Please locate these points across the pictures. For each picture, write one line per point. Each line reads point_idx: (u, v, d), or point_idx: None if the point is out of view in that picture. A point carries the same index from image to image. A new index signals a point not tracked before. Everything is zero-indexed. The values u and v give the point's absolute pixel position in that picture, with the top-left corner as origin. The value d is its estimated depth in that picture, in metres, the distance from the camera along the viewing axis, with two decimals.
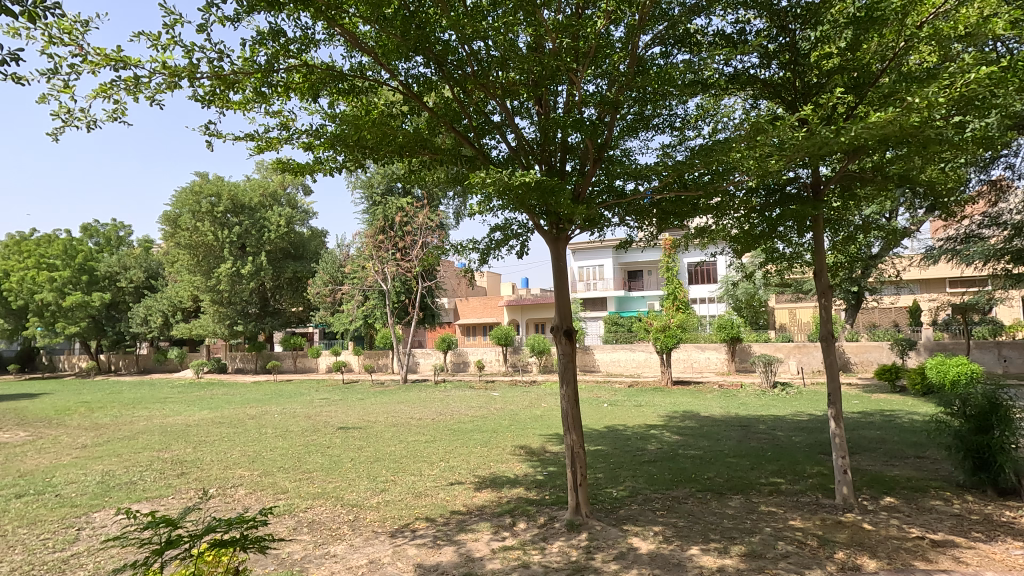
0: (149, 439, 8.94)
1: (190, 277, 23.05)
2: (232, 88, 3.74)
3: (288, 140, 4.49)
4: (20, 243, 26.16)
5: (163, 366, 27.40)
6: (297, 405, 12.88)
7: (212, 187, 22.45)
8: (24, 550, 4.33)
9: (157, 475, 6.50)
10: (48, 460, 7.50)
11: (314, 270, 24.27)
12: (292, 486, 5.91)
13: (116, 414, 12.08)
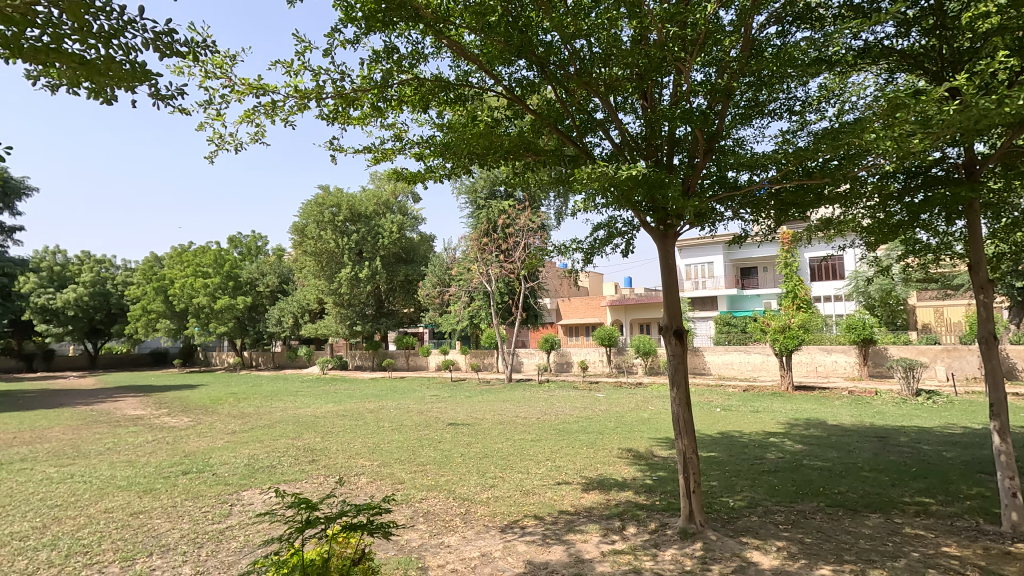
0: (285, 428, 9.93)
1: (315, 281, 25.16)
2: (352, 106, 4.01)
3: (401, 151, 4.70)
4: (181, 254, 30.24)
5: (295, 362, 30.31)
6: (411, 401, 13.62)
7: (334, 199, 24.68)
8: (191, 519, 5.00)
9: (293, 460, 7.20)
10: (206, 443, 8.60)
11: (423, 273, 25.60)
12: (409, 477, 6.26)
13: (258, 405, 13.57)
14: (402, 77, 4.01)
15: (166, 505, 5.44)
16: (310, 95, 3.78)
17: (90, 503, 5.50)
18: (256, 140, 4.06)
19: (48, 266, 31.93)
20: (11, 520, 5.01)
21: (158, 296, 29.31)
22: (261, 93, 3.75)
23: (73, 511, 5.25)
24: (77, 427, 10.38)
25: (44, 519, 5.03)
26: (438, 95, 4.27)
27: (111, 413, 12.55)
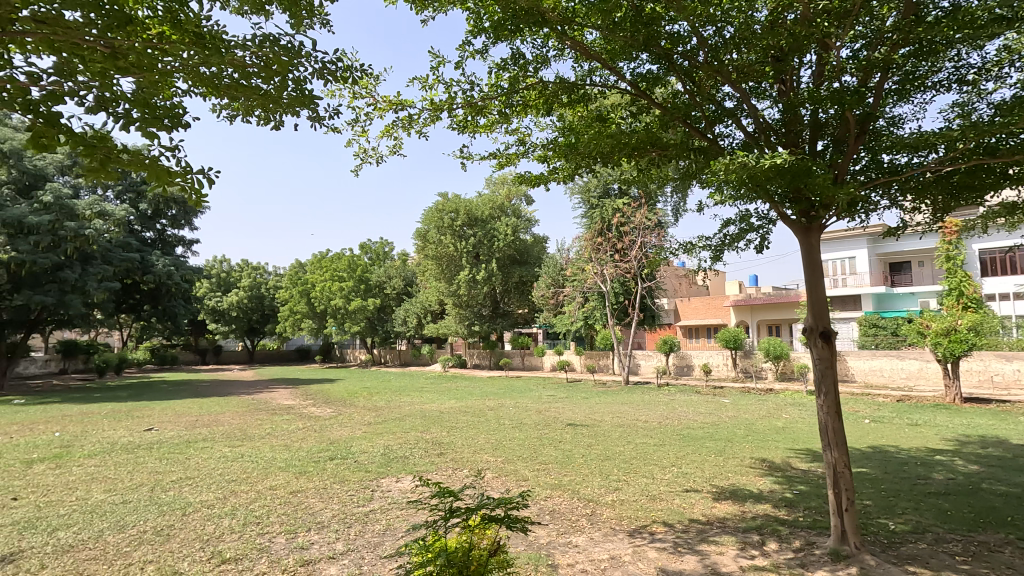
0: (414, 421, 10.59)
1: (436, 283, 26.54)
2: (480, 114, 4.16)
3: (524, 155, 4.76)
4: (320, 260, 33.46)
5: (419, 360, 32.21)
6: (529, 400, 13.86)
7: (452, 205, 25.79)
8: (339, 501, 5.50)
9: (423, 452, 7.66)
10: (347, 432, 9.43)
11: (537, 274, 25.98)
12: (532, 475, 6.36)
13: (388, 399, 14.61)
14: (527, 82, 4.10)
15: (318, 486, 6.05)
16: (442, 106, 3.99)
17: (258, 480, 6.27)
18: (394, 153, 4.36)
19: (217, 273, 37.01)
20: (199, 490, 5.88)
21: (302, 298, 32.70)
22: (399, 109, 4.04)
23: (245, 486, 6.03)
24: (243, 414, 11.91)
25: (223, 491, 5.83)
26: (561, 97, 4.30)
27: (268, 402, 14.23)
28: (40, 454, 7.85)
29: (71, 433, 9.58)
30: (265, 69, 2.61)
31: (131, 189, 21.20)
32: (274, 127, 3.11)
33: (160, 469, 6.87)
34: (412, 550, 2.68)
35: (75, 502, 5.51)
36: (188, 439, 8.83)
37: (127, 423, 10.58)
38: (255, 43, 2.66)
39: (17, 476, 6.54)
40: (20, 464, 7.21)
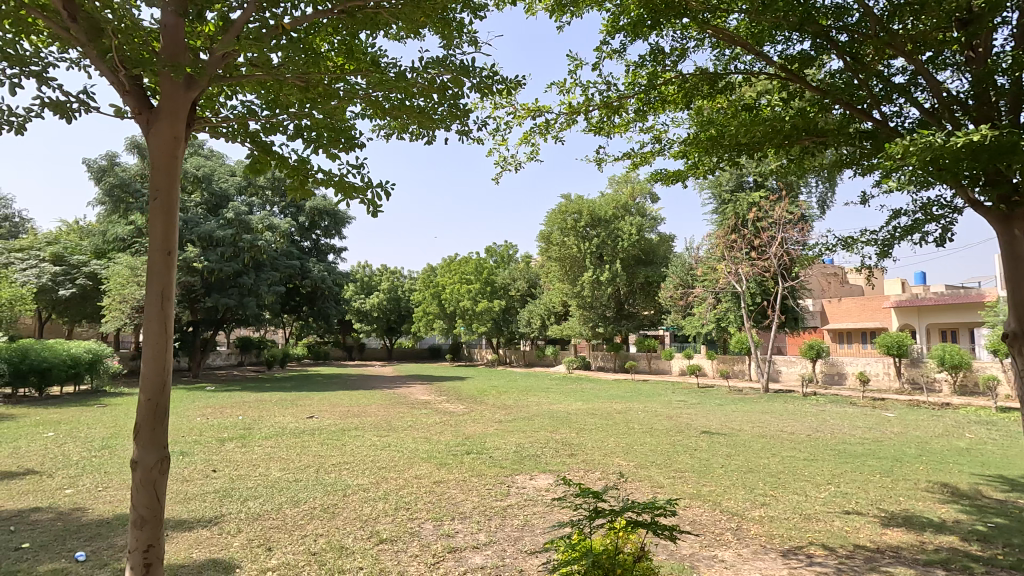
0: (543, 421, 10.75)
1: (560, 285, 26.72)
2: (616, 113, 4.12)
3: (660, 152, 4.60)
4: (450, 264, 35.29)
5: (543, 361, 32.67)
6: (658, 405, 13.42)
7: (575, 206, 25.82)
8: (478, 494, 5.74)
9: (554, 452, 7.75)
10: (480, 428, 9.84)
11: (664, 274, 25.08)
12: (668, 482, 6.14)
13: (516, 398, 15.00)
14: (665, 77, 4.00)
15: (458, 478, 6.38)
16: (579, 109, 4.02)
17: (404, 469, 6.78)
18: (531, 159, 4.49)
19: (361, 277, 40.66)
20: (355, 474, 6.50)
21: (434, 300, 34.76)
22: (536, 116, 4.15)
23: (394, 473, 6.55)
24: (387, 406, 12.94)
25: (376, 476, 6.39)
26: (701, 90, 4.12)
27: (408, 397, 15.32)
28: (229, 433, 9.19)
29: (251, 417, 11.09)
30: (426, 90, 2.82)
31: (292, 204, 24.05)
32: (428, 141, 3.33)
33: (323, 453, 7.70)
34: (557, 546, 2.62)
35: (258, 477, 6.37)
36: (343, 427, 9.80)
37: (294, 411, 12.01)
38: (417, 67, 2.88)
39: (214, 452, 7.73)
40: (215, 441, 8.50)
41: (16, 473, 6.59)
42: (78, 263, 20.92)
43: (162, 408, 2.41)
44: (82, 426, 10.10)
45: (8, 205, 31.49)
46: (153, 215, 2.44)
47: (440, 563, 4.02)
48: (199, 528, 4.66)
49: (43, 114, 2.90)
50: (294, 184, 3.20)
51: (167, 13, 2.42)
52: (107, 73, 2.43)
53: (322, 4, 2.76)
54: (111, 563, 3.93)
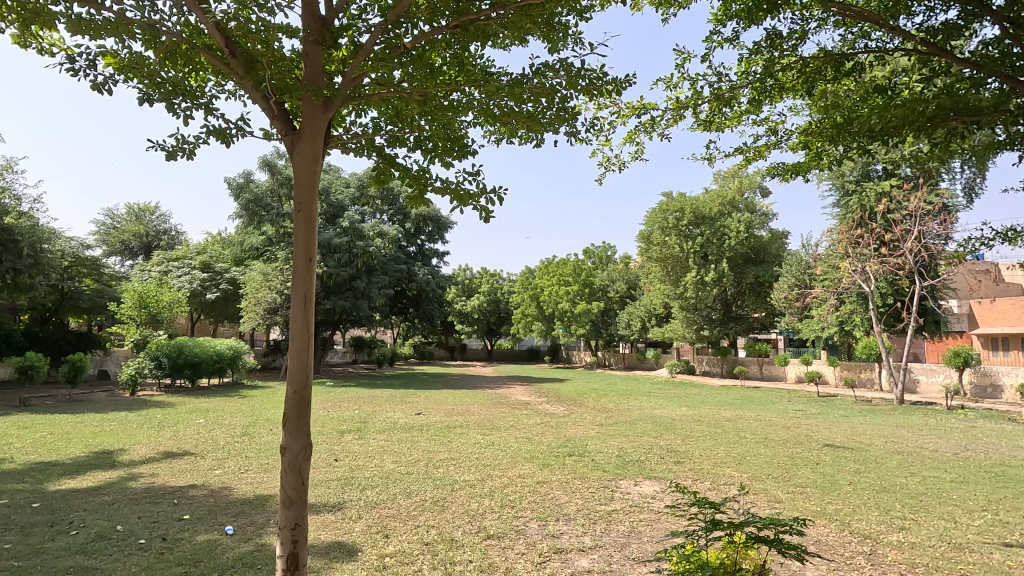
0: (646, 426, 10.46)
1: (661, 286, 25.82)
2: (728, 106, 3.91)
3: (776, 145, 4.26)
4: (548, 266, 35.45)
5: (643, 364, 31.78)
6: (772, 414, 12.53)
7: (677, 204, 24.93)
8: (581, 497, 5.72)
9: (659, 459, 7.51)
10: (581, 431, 9.78)
11: (777, 273, 23.39)
12: (787, 497, 5.72)
13: (617, 402, 14.72)
14: (783, 63, 3.73)
15: (561, 479, 6.39)
16: (688, 103, 3.86)
17: (508, 467, 6.92)
18: (635, 158, 4.39)
19: (462, 280, 42.08)
20: (462, 470, 6.73)
21: (532, 302, 35.03)
22: (642, 114, 4.03)
23: (498, 471, 6.70)
24: (489, 406, 13.27)
25: (481, 473, 6.57)
26: (825, 73, 3.80)
27: (509, 397, 15.59)
28: (347, 426, 9.92)
29: (366, 411, 11.87)
30: (536, 96, 2.87)
31: (400, 212, 25.47)
32: (536, 145, 3.37)
33: (431, 448, 8.06)
34: (669, 556, 2.44)
35: (374, 468, 6.81)
36: (448, 425, 10.19)
37: (403, 407, 12.68)
38: (527, 74, 2.95)
39: (335, 442, 8.38)
40: (336, 432, 9.21)
41: (176, 453, 7.58)
42: (221, 270, 23.67)
43: (305, 402, 2.66)
44: (226, 414, 11.41)
45: (166, 220, 36.37)
46: (297, 226, 2.73)
47: (547, 563, 4.05)
48: (325, 512, 5.08)
49: (208, 140, 3.30)
50: (414, 193, 3.39)
51: (307, 42, 2.67)
52: (259, 100, 2.72)
53: (438, 22, 2.91)
54: (254, 538, 4.40)
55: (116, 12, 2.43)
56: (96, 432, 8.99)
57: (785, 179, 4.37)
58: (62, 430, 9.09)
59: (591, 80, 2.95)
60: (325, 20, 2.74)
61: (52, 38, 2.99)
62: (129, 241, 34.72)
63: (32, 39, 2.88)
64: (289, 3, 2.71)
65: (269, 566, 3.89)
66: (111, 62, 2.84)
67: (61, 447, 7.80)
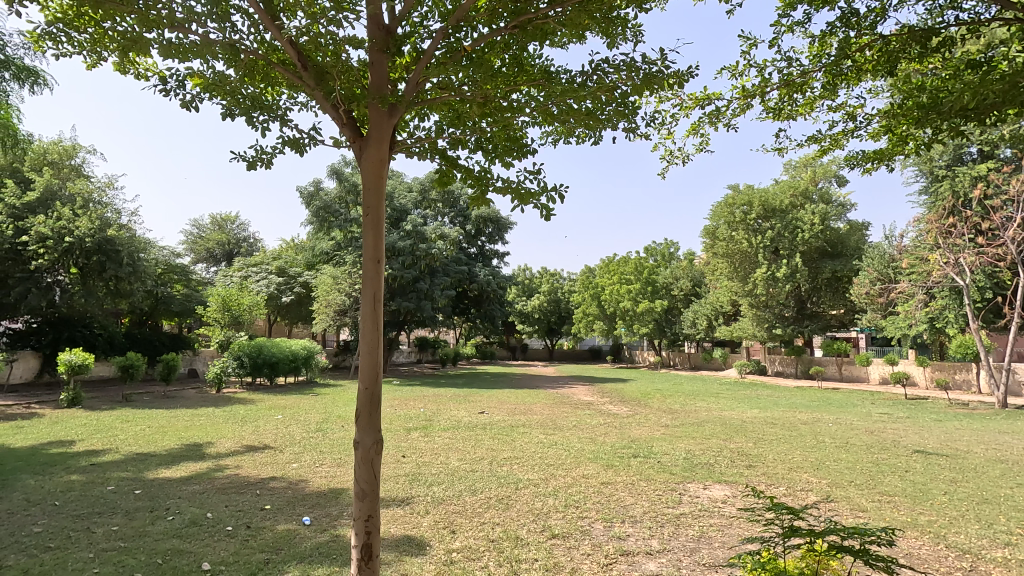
0: (714, 428, 10.09)
1: (729, 283, 24.90)
2: (800, 91, 3.69)
3: (855, 131, 3.96)
4: (608, 264, 34.96)
5: (710, 364, 30.74)
6: (854, 417, 11.76)
7: (744, 197, 23.93)
8: (648, 500, 5.59)
9: (730, 462, 7.23)
10: (646, 432, 9.56)
11: (856, 267, 21.96)
12: (872, 506, 5.34)
13: (684, 402, 14.31)
14: (860, 43, 3.47)
15: (626, 481, 6.28)
16: (755, 91, 3.68)
17: (572, 467, 6.87)
18: (699, 151, 4.24)
19: (522, 280, 42.33)
20: (526, 469, 6.75)
21: (593, 301, 34.45)
22: (706, 104, 3.89)
23: (562, 471, 6.67)
24: (552, 406, 13.28)
25: (545, 473, 6.57)
26: (909, 52, 3.51)
27: (571, 397, 15.52)
28: (414, 424, 10.23)
29: (431, 410, 12.18)
30: (596, 93, 2.84)
31: (461, 214, 25.92)
32: (596, 142, 3.36)
33: (495, 446, 8.16)
34: (743, 562, 2.33)
35: (440, 465, 6.97)
36: (511, 424, 10.24)
37: (466, 406, 12.93)
38: (586, 72, 2.94)
39: (403, 440, 8.64)
40: (403, 429, 9.50)
41: (258, 447, 8.07)
42: (295, 274, 25.02)
43: (376, 398, 2.76)
44: (301, 411, 12.03)
45: (245, 228, 38.84)
46: (365, 228, 2.84)
47: (613, 565, 4.00)
48: (394, 507, 5.25)
49: (284, 149, 3.51)
50: (475, 193, 3.44)
51: (373, 51, 2.77)
52: (329, 110, 2.86)
53: (496, 23, 2.94)
54: (329, 529, 4.60)
55: (201, 34, 2.61)
56: (187, 426, 9.72)
57: (866, 167, 4.07)
58: (159, 425, 9.92)
59: (653, 74, 2.89)
60: (389, 29, 2.83)
61: (147, 63, 3.26)
62: (213, 249, 37.31)
63: (130, 65, 3.15)
64: (355, 14, 2.82)
65: (343, 556, 4.07)
66: (196, 82, 3.06)
67: (158, 439, 8.50)
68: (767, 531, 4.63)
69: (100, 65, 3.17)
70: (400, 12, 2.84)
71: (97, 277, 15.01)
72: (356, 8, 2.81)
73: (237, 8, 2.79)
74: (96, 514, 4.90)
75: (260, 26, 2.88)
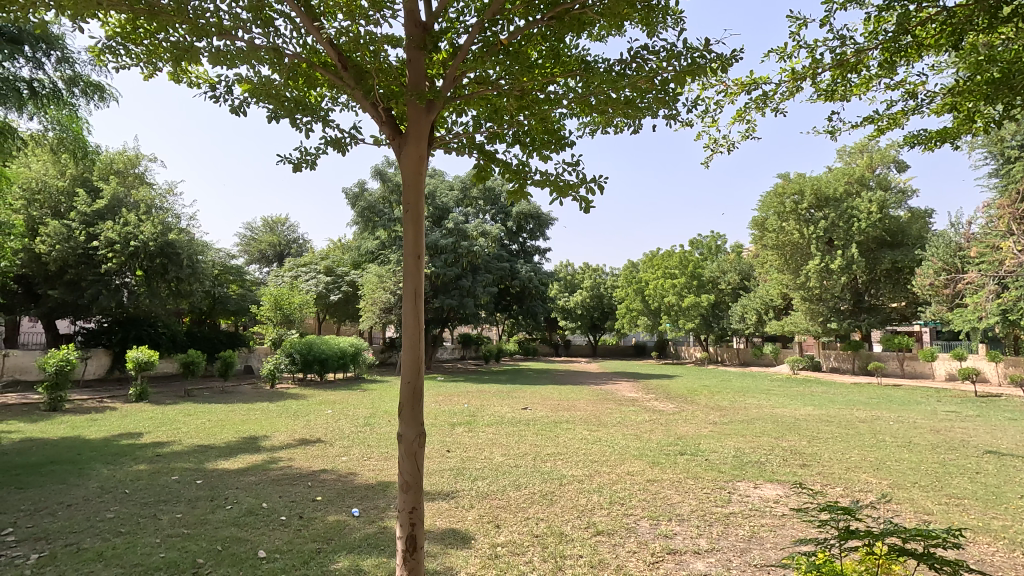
0: (765, 425, 9.77)
1: (779, 275, 24.08)
2: (854, 70, 3.46)
3: (915, 109, 3.64)
4: (651, 258, 34.29)
5: (761, 360, 29.85)
6: (917, 414, 11.14)
7: (795, 186, 23.04)
8: (696, 498, 5.46)
9: (782, 460, 6.97)
10: (693, 429, 9.34)
11: (919, 257, 20.74)
12: (939, 509, 5.04)
13: (733, 399, 13.90)
14: (921, 16, 3.23)
15: (672, 478, 6.17)
16: (806, 73, 3.46)
17: (616, 464, 6.79)
18: (747, 138, 4.01)
19: (564, 276, 42.21)
20: (570, 465, 6.72)
21: (637, 296, 33.90)
22: (752, 89, 3.68)
23: (606, 468, 6.61)
24: (596, 402, 13.17)
25: (589, 469, 6.53)
26: (977, 22, 3.24)
27: (615, 394, 15.36)
28: (459, 419, 10.34)
29: (475, 405, 12.30)
30: (635, 83, 2.76)
31: (502, 211, 25.95)
32: (635, 131, 3.27)
33: (538, 442, 8.17)
34: (797, 564, 2.24)
35: (484, 459, 7.04)
36: (555, 420, 10.24)
37: (510, 402, 12.99)
38: (625, 60, 2.88)
39: (448, 434, 8.76)
40: (447, 425, 9.64)
41: (310, 440, 8.35)
42: (342, 273, 25.73)
43: (418, 393, 2.79)
44: (349, 406, 12.36)
45: (295, 229, 40.29)
46: (405, 225, 2.87)
47: (660, 564, 3.92)
48: (440, 500, 5.33)
49: (327, 150, 3.59)
50: (514, 187, 3.43)
51: (411, 49, 2.81)
52: (369, 108, 2.90)
53: (533, 15, 2.91)
54: (377, 521, 4.72)
55: (248, 40, 2.70)
56: (243, 420, 10.17)
57: (927, 147, 3.79)
58: (218, 418, 10.43)
59: (694, 60, 2.79)
60: (426, 25, 2.85)
61: (198, 71, 3.40)
62: (265, 250, 38.87)
63: (183, 74, 3.29)
64: (393, 12, 2.86)
65: (390, 547, 4.15)
66: (244, 87, 3.16)
67: (218, 433, 8.95)
68: (823, 531, 4.45)
69: (156, 76, 3.32)
70: (436, 8, 2.86)
71: (160, 279, 15.85)
72: (393, 6, 2.85)
73: (280, 13, 2.87)
74: (162, 502, 5.19)
75: (303, 30, 2.95)
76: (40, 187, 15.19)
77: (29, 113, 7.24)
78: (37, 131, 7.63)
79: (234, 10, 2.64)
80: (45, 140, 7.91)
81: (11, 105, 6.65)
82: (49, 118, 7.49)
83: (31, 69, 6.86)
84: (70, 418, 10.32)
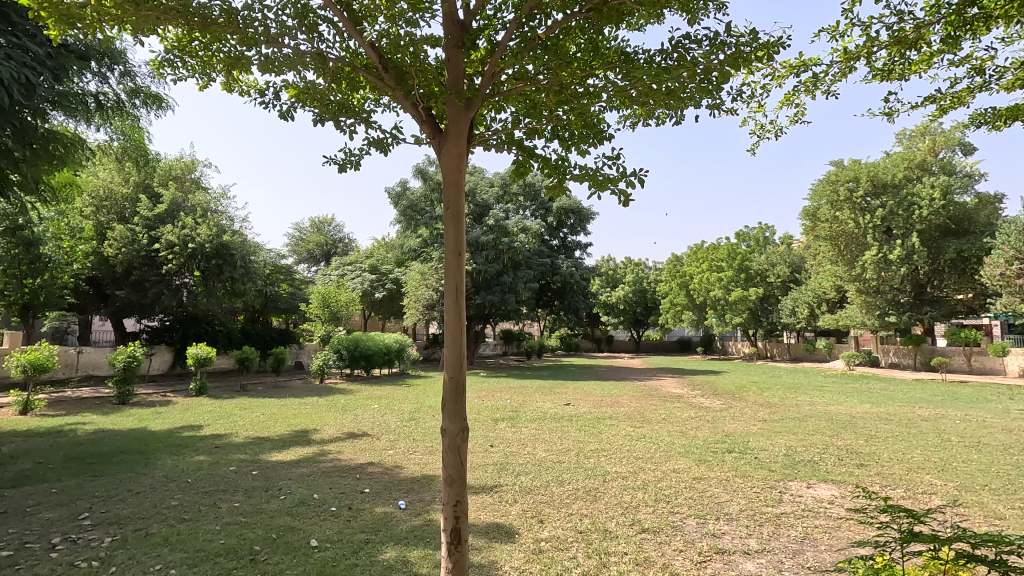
0: (819, 423, 9.40)
1: (833, 267, 23.14)
2: (911, 46, 3.24)
3: (980, 87, 3.36)
4: (696, 251, 33.45)
5: (813, 356, 28.75)
6: (987, 414, 10.41)
7: (850, 173, 22.03)
8: (745, 497, 5.30)
9: (837, 460, 6.69)
10: (741, 427, 9.07)
11: (988, 245, 19.32)
12: (1012, 514, 4.74)
13: (784, 396, 13.43)
14: None
15: (719, 476, 6.01)
16: (859, 53, 3.27)
17: (661, 461, 6.67)
18: (797, 122, 3.75)
19: (606, 271, 41.69)
20: (614, 462, 6.65)
21: (681, 290, 33.23)
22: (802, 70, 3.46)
23: (651, 465, 6.51)
24: (640, 398, 12.97)
25: (633, 466, 6.44)
26: None
27: (660, 390, 15.12)
28: (501, 414, 10.40)
29: (517, 401, 12.36)
30: (676, 73, 2.67)
31: (542, 207, 25.88)
32: (676, 122, 3.20)
33: (581, 438, 8.10)
34: (854, 567, 2.13)
35: (527, 455, 7.05)
36: (598, 416, 10.14)
37: (552, 398, 12.95)
38: (666, 51, 2.81)
39: (491, 430, 8.86)
40: (490, 420, 9.69)
41: (357, 434, 8.58)
42: (385, 272, 26.25)
43: (460, 387, 2.82)
44: (395, 401, 12.61)
45: (341, 229, 41.43)
46: (446, 223, 2.89)
47: (707, 563, 3.85)
48: (483, 495, 5.40)
49: (370, 150, 3.65)
50: (554, 182, 3.41)
51: (449, 48, 2.82)
52: (410, 108, 2.96)
53: (571, 9, 2.89)
54: (422, 514, 4.81)
55: (294, 46, 2.78)
56: (295, 414, 10.55)
57: (995, 126, 3.53)
58: (271, 412, 10.86)
59: (738, 48, 2.70)
60: (464, 24, 2.86)
61: (249, 80, 3.53)
62: (313, 250, 40.11)
63: (234, 83, 3.41)
64: (431, 13, 2.88)
65: (435, 540, 4.23)
66: (291, 92, 3.26)
67: (272, 426, 9.32)
68: (884, 536, 4.25)
69: (210, 86, 3.45)
70: (473, 7, 2.87)
71: (215, 279, 16.56)
72: (432, 7, 2.87)
73: (323, 18, 2.94)
74: (221, 491, 5.46)
75: (345, 34, 3.02)
76: (107, 195, 16.18)
77: (96, 125, 7.72)
78: (104, 142, 8.12)
79: (280, 17, 2.73)
80: (111, 149, 8.43)
81: (79, 118, 7.08)
82: (115, 128, 7.95)
83: (98, 83, 7.28)
84: (137, 410, 10.98)
